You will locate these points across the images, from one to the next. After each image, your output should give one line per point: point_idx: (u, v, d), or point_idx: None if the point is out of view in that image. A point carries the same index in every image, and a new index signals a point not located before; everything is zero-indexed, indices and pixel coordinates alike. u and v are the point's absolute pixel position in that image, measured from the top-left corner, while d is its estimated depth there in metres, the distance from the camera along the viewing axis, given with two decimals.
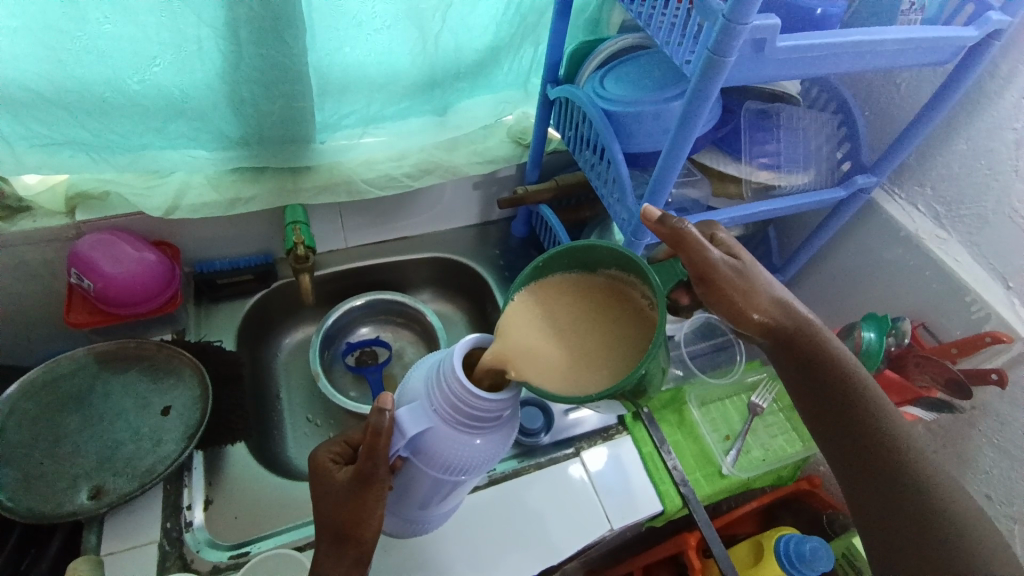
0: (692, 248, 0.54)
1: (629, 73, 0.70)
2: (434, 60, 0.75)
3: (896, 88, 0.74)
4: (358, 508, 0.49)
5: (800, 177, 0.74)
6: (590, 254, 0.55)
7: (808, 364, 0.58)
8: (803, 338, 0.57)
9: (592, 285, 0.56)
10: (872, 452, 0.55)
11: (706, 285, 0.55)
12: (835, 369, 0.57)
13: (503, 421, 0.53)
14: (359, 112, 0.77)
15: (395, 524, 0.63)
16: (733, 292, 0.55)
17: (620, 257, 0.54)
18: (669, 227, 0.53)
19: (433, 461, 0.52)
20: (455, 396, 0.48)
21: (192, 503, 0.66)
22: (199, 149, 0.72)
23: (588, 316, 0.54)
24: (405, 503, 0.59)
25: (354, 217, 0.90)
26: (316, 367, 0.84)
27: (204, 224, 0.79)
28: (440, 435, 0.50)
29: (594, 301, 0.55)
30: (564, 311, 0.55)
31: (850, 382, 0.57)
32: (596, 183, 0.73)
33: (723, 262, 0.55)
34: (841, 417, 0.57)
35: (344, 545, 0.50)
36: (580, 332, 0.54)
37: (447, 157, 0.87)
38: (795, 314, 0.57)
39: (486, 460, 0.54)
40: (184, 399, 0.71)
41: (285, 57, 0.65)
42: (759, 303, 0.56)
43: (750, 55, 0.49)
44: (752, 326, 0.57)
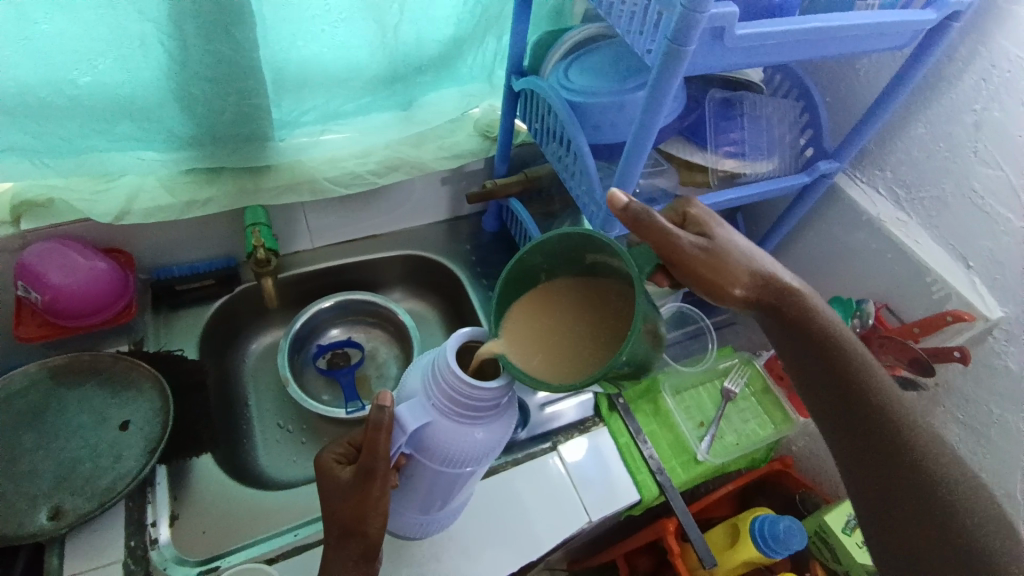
0: (657, 234, 0.53)
1: (593, 64, 0.69)
2: (395, 52, 0.73)
3: (855, 75, 0.75)
4: (358, 505, 0.49)
5: (764, 164, 0.74)
6: (563, 245, 0.53)
7: (798, 330, 0.59)
8: (785, 305, 0.58)
9: (575, 283, 0.56)
10: (857, 414, 0.57)
11: (681, 270, 0.55)
12: (818, 334, 0.59)
13: (502, 408, 0.53)
14: (320, 108, 0.75)
15: (405, 525, 0.63)
16: (709, 266, 0.56)
17: (596, 247, 0.51)
18: (633, 215, 0.52)
19: (432, 455, 0.52)
20: (451, 389, 0.49)
21: (157, 519, 0.64)
22: (150, 150, 0.69)
23: (573, 312, 0.54)
24: (410, 501, 0.59)
25: (319, 218, 0.88)
26: (286, 372, 0.82)
27: (160, 229, 0.76)
28: (440, 427, 0.51)
29: (576, 303, 0.55)
30: (546, 313, 0.55)
31: (833, 347, 0.58)
32: (563, 176, 0.72)
33: (690, 247, 0.54)
34: (829, 382, 0.59)
35: (347, 540, 0.50)
36: (567, 326, 0.54)
37: (414, 152, 0.85)
38: (775, 282, 0.59)
39: (488, 447, 0.54)
40: (144, 413, 0.69)
41: (237, 52, 0.62)
42: (736, 273, 0.57)
43: (709, 43, 0.49)
44: (735, 301, 0.58)
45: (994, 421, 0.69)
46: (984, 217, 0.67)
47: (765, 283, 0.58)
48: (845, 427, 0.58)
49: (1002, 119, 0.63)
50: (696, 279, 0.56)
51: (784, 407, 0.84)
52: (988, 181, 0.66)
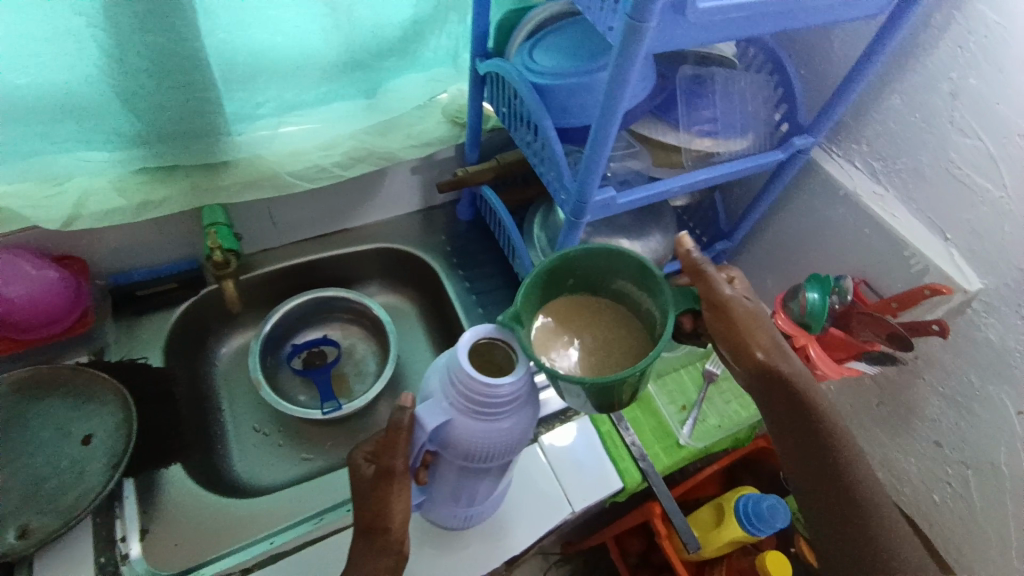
0: (705, 281, 0.57)
1: (559, 44, 0.66)
2: (353, 38, 0.70)
3: (830, 46, 0.73)
4: (380, 501, 0.51)
5: (739, 143, 0.71)
6: (603, 261, 0.54)
7: (790, 409, 0.56)
8: (784, 383, 0.56)
9: (595, 298, 0.56)
10: (830, 484, 0.55)
11: (722, 321, 0.56)
12: (808, 411, 0.55)
13: (524, 401, 0.51)
14: (275, 99, 0.71)
15: (442, 517, 0.64)
16: (741, 329, 0.56)
17: (639, 273, 0.52)
18: (693, 260, 0.58)
19: (456, 450, 0.52)
20: (466, 387, 0.48)
21: (126, 534, 0.62)
22: (96, 151, 0.65)
23: (589, 326, 0.54)
24: (443, 498, 0.61)
25: (285, 214, 0.85)
26: (258, 374, 0.79)
27: (116, 233, 0.72)
28: (460, 425, 0.50)
29: (593, 320, 0.55)
30: (566, 320, 0.54)
31: (820, 422, 0.55)
32: (533, 162, 0.69)
33: (737, 301, 0.56)
34: (813, 459, 0.56)
35: (373, 539, 0.52)
36: (575, 338, 0.53)
37: (381, 142, 0.82)
38: (775, 357, 0.56)
39: (512, 438, 0.53)
40: (107, 425, 0.67)
41: (179, 44, 0.58)
42: (758, 339, 0.56)
43: (671, 18, 0.46)
44: (750, 364, 0.56)
45: (975, 394, 0.68)
46: (963, 187, 0.65)
47: (770, 356, 0.56)
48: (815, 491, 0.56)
49: (980, 87, 0.61)
50: (727, 331, 0.56)
51: None
52: (966, 151, 0.64)
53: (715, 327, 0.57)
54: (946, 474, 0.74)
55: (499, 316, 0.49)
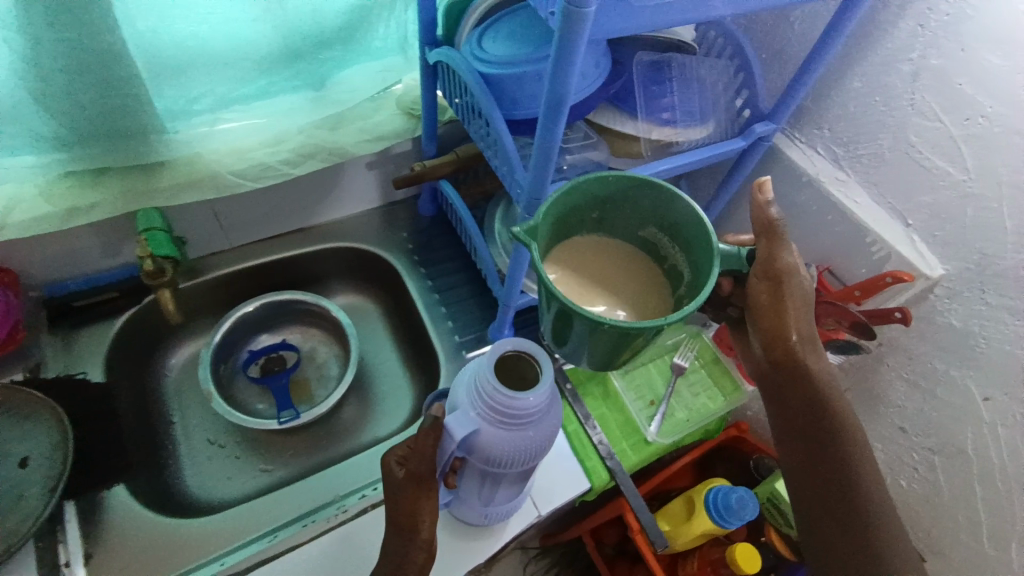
0: (771, 245, 0.52)
1: (508, 31, 0.63)
2: (291, 27, 0.66)
3: (790, 27, 0.71)
4: (409, 507, 0.51)
5: (698, 131, 0.69)
6: (640, 200, 0.49)
7: (803, 399, 0.57)
8: (803, 374, 0.56)
9: (617, 246, 0.53)
10: (829, 486, 0.57)
11: (773, 293, 0.54)
12: (823, 412, 0.57)
13: (550, 408, 0.50)
14: (210, 94, 0.67)
15: (467, 514, 0.64)
16: (784, 309, 0.54)
17: (677, 221, 0.48)
18: (764, 217, 0.52)
19: (482, 458, 0.50)
20: (496, 398, 0.47)
21: (71, 559, 0.59)
22: (14, 156, 0.60)
23: (609, 274, 0.51)
24: (468, 496, 0.60)
25: (233, 215, 0.81)
26: (209, 385, 0.76)
27: (46, 242, 0.68)
28: (488, 435, 0.48)
29: (614, 268, 0.51)
30: (587, 262, 0.51)
31: (834, 424, 0.57)
32: (487, 155, 0.66)
33: (799, 275, 0.53)
34: (810, 447, 0.58)
35: (402, 536, 0.52)
36: (591, 280, 0.50)
37: (331, 137, 0.78)
38: (806, 349, 0.56)
39: (542, 445, 0.52)
40: (42, 447, 0.63)
41: (93, 38, 0.54)
42: (798, 324, 0.55)
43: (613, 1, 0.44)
44: (783, 348, 0.56)
45: (940, 379, 0.67)
46: (923, 171, 0.64)
47: (802, 347, 0.56)
48: (813, 492, 0.58)
49: (939, 67, 0.60)
50: (773, 306, 0.54)
51: (734, 376, 0.82)
52: (926, 133, 0.63)
53: (762, 300, 0.55)
54: (913, 459, 0.72)
55: (516, 227, 0.44)
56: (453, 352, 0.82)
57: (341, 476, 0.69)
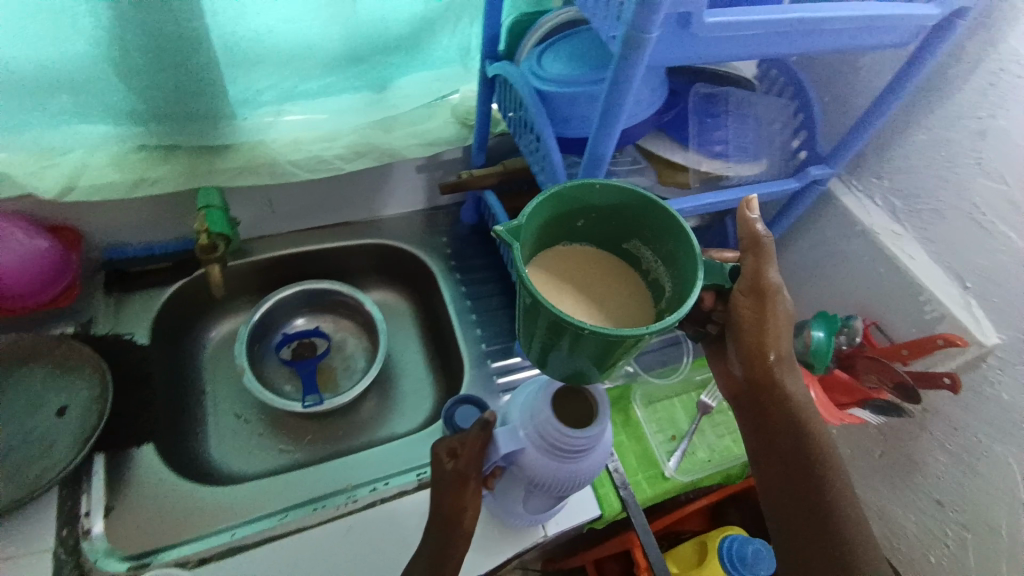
0: (759, 260, 0.50)
1: (567, 51, 0.64)
2: (361, 30, 0.69)
3: (855, 72, 0.69)
4: (456, 501, 0.50)
5: (750, 167, 0.68)
6: (629, 209, 0.47)
7: (780, 419, 0.53)
8: (777, 395, 0.52)
9: (601, 257, 0.51)
10: (811, 521, 0.52)
11: (755, 309, 0.51)
12: (804, 439, 0.53)
13: (598, 447, 0.51)
14: (276, 86, 0.71)
15: (500, 513, 0.64)
16: (766, 326, 0.50)
17: (663, 235, 0.46)
18: (750, 228, 0.51)
19: (523, 476, 0.53)
20: (545, 425, 0.49)
21: (91, 510, 0.61)
22: (93, 125, 0.65)
23: (591, 284, 0.49)
24: (502, 502, 0.60)
25: (285, 203, 0.85)
26: (242, 362, 0.79)
27: (111, 208, 0.72)
28: (531, 457, 0.51)
29: (596, 277, 0.50)
30: (569, 270, 0.49)
31: (814, 453, 0.53)
32: (534, 170, 0.67)
33: (781, 291, 0.50)
34: (787, 468, 0.53)
35: (444, 531, 0.50)
36: (570, 286, 0.48)
37: (385, 138, 0.81)
38: (785, 371, 0.52)
39: (582, 479, 0.53)
40: (82, 398, 0.66)
41: (177, 23, 0.58)
42: (779, 344, 0.51)
43: (674, 30, 0.44)
44: (763, 368, 0.52)
45: (984, 454, 0.62)
46: (982, 234, 0.61)
47: (781, 370, 0.52)
48: (793, 525, 0.53)
49: (1008, 127, 0.57)
50: (752, 323, 0.51)
51: None
52: (990, 195, 0.60)
53: (743, 316, 0.51)
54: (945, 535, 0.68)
55: (498, 225, 0.41)
56: (478, 360, 0.83)
57: (353, 468, 0.70)
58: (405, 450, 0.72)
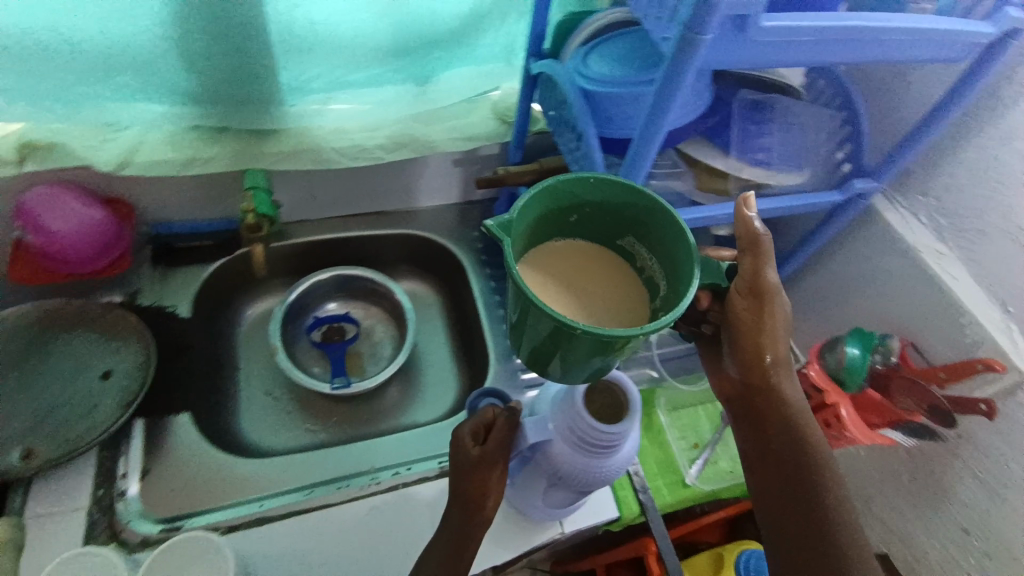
0: (757, 261, 0.52)
1: (614, 51, 0.64)
2: (408, 23, 0.70)
3: (906, 87, 0.68)
4: (479, 484, 0.51)
5: (794, 177, 0.68)
6: (625, 207, 0.50)
7: (776, 420, 0.54)
8: (773, 396, 0.54)
9: (597, 252, 0.54)
10: (802, 518, 0.52)
11: (752, 310, 0.53)
12: (798, 438, 0.54)
13: (625, 445, 0.52)
14: (325, 75, 0.73)
15: (521, 507, 0.64)
16: (763, 327, 0.52)
17: (656, 231, 0.49)
18: (749, 229, 0.52)
19: (548, 468, 0.54)
20: (574, 417, 0.50)
21: (127, 472, 0.63)
22: (152, 104, 0.68)
23: (587, 279, 0.51)
24: (523, 495, 0.61)
25: (326, 189, 0.87)
26: (276, 341, 0.81)
27: (163, 184, 0.75)
28: (558, 449, 0.52)
29: (592, 272, 0.52)
30: (565, 267, 0.51)
31: (805, 452, 0.53)
32: (573, 168, 0.68)
33: (779, 294, 0.52)
34: (782, 469, 0.54)
35: (466, 513, 0.51)
36: (567, 283, 0.50)
37: (425, 130, 0.83)
38: (781, 374, 0.54)
39: (607, 477, 0.54)
40: (127, 364, 0.69)
41: (238, 10, 0.61)
42: (775, 346, 0.53)
43: (729, 34, 0.44)
44: (760, 370, 0.54)
45: (1016, 484, 0.60)
46: None
47: (778, 371, 0.54)
48: (786, 525, 0.53)
49: None
50: (749, 324, 0.53)
51: None
52: None
53: (742, 318, 0.53)
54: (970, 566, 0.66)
55: (490, 221, 0.44)
56: (504, 355, 0.84)
57: (377, 451, 0.71)
58: (429, 438, 0.73)
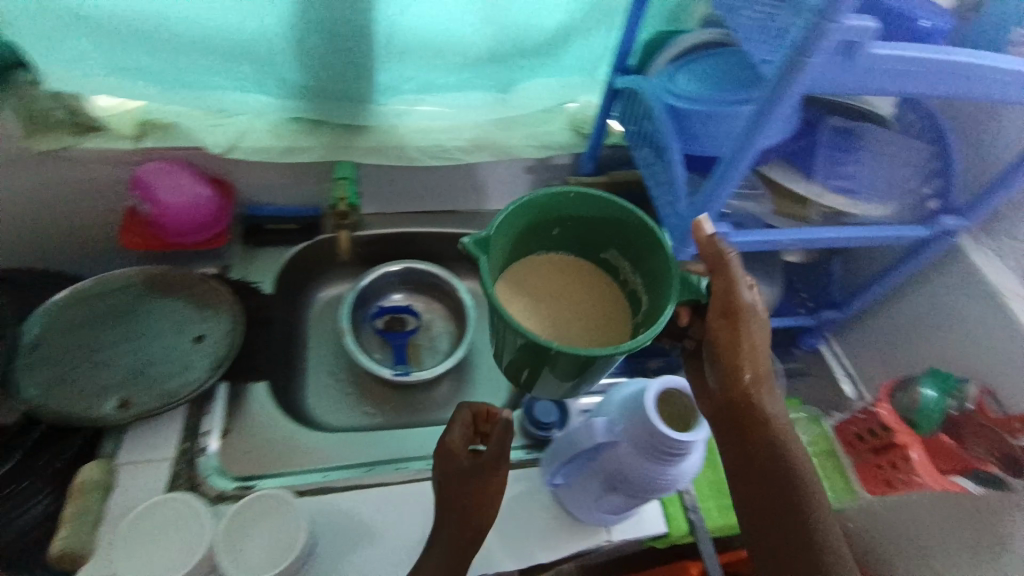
0: (728, 279, 0.54)
1: (702, 72, 0.65)
2: (501, 33, 0.73)
3: (1001, 128, 0.67)
4: (479, 492, 0.58)
5: (877, 207, 0.67)
6: (602, 227, 0.62)
7: (756, 441, 0.54)
8: (752, 415, 0.54)
9: (580, 268, 0.67)
10: (791, 543, 0.51)
11: (728, 329, 0.55)
12: (780, 457, 0.53)
13: (689, 455, 0.54)
14: (419, 78, 0.77)
15: (576, 511, 0.65)
16: (739, 343, 0.54)
17: (631, 246, 0.61)
18: (717, 249, 0.54)
19: (612, 469, 0.57)
20: (643, 422, 0.53)
21: (210, 429, 0.68)
22: (262, 95, 0.73)
23: (567, 292, 0.65)
24: (575, 494, 0.63)
25: (404, 185, 0.91)
26: (345, 323, 0.85)
27: (260, 169, 0.81)
28: (625, 451, 0.55)
29: (573, 285, 0.66)
30: (550, 284, 0.65)
31: (788, 474, 0.52)
32: (649, 183, 0.69)
33: (752, 311, 0.55)
34: (765, 493, 0.53)
35: (464, 518, 0.58)
36: (547, 297, 0.64)
37: (504, 136, 0.86)
38: (760, 391, 0.54)
39: (668, 484, 0.56)
40: (217, 331, 0.75)
41: (355, 13, 0.66)
42: (752, 363, 0.54)
43: (835, 62, 0.45)
44: (739, 388, 0.54)
45: None
46: None
47: (757, 388, 0.54)
48: (772, 552, 0.52)
49: None
50: (726, 342, 0.55)
51: (849, 476, 0.74)
52: None
53: (720, 336, 0.55)
54: None
55: (467, 239, 0.54)
56: None
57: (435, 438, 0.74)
58: None
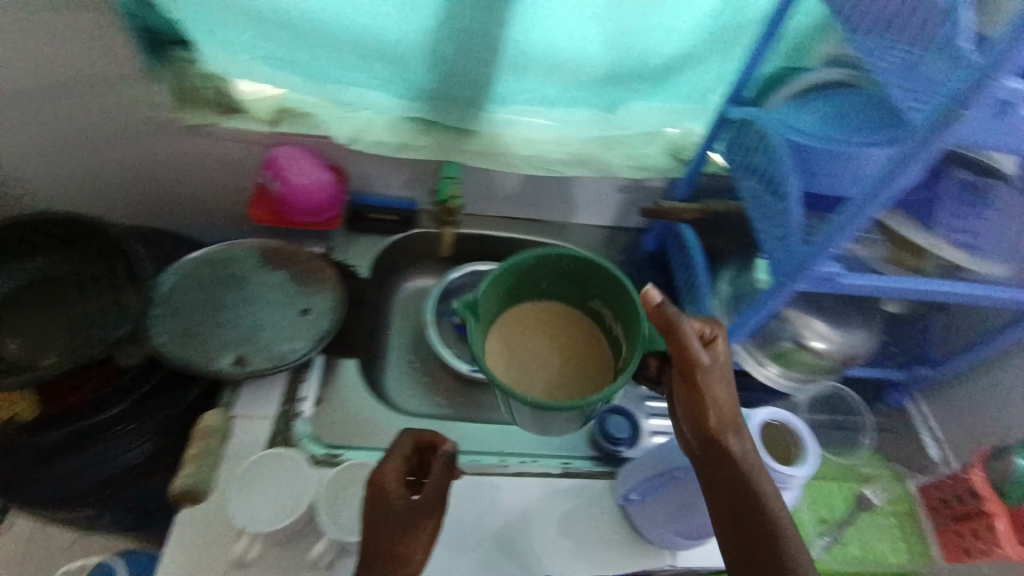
0: (680, 342, 0.53)
1: (825, 109, 0.65)
2: (622, 55, 0.75)
3: None
4: (407, 542, 0.52)
5: (996, 265, 0.65)
6: (585, 276, 0.62)
7: (734, 495, 0.51)
8: (727, 465, 0.52)
9: (564, 315, 0.67)
10: None
11: (689, 383, 0.54)
12: (756, 509, 0.50)
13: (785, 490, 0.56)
14: (534, 92, 0.80)
15: (645, 528, 0.66)
16: (703, 400, 0.53)
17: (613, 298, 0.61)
18: (665, 314, 0.52)
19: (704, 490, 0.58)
20: (746, 448, 0.55)
21: (306, 397, 0.72)
22: (388, 93, 0.78)
23: (551, 341, 0.65)
24: (650, 513, 0.64)
25: (500, 190, 0.94)
26: (430, 316, 0.89)
27: (373, 161, 0.86)
28: None
29: (557, 334, 0.66)
30: (531, 331, 0.65)
31: (766, 527, 0.49)
32: (754, 215, 0.68)
33: (709, 366, 0.53)
34: (748, 549, 0.49)
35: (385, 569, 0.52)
36: (528, 348, 0.64)
37: (603, 153, 0.88)
38: (730, 438, 0.52)
39: None
40: (322, 305, 0.80)
41: (492, 27, 0.70)
42: (721, 414, 0.53)
43: (988, 117, 0.45)
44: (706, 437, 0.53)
45: None
46: None
47: (723, 433, 0.52)
48: None
49: None
50: (689, 397, 0.54)
51: (929, 541, 0.74)
52: None
53: (681, 393, 0.55)
54: None
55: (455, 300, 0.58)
56: None
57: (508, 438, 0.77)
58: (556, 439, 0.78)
